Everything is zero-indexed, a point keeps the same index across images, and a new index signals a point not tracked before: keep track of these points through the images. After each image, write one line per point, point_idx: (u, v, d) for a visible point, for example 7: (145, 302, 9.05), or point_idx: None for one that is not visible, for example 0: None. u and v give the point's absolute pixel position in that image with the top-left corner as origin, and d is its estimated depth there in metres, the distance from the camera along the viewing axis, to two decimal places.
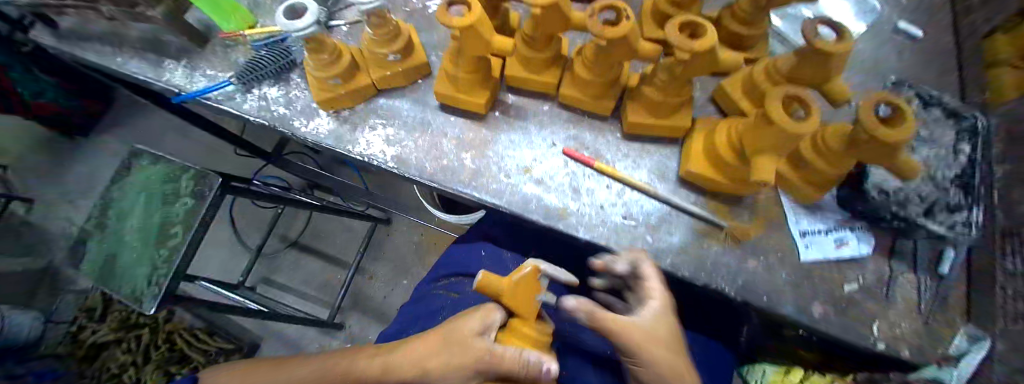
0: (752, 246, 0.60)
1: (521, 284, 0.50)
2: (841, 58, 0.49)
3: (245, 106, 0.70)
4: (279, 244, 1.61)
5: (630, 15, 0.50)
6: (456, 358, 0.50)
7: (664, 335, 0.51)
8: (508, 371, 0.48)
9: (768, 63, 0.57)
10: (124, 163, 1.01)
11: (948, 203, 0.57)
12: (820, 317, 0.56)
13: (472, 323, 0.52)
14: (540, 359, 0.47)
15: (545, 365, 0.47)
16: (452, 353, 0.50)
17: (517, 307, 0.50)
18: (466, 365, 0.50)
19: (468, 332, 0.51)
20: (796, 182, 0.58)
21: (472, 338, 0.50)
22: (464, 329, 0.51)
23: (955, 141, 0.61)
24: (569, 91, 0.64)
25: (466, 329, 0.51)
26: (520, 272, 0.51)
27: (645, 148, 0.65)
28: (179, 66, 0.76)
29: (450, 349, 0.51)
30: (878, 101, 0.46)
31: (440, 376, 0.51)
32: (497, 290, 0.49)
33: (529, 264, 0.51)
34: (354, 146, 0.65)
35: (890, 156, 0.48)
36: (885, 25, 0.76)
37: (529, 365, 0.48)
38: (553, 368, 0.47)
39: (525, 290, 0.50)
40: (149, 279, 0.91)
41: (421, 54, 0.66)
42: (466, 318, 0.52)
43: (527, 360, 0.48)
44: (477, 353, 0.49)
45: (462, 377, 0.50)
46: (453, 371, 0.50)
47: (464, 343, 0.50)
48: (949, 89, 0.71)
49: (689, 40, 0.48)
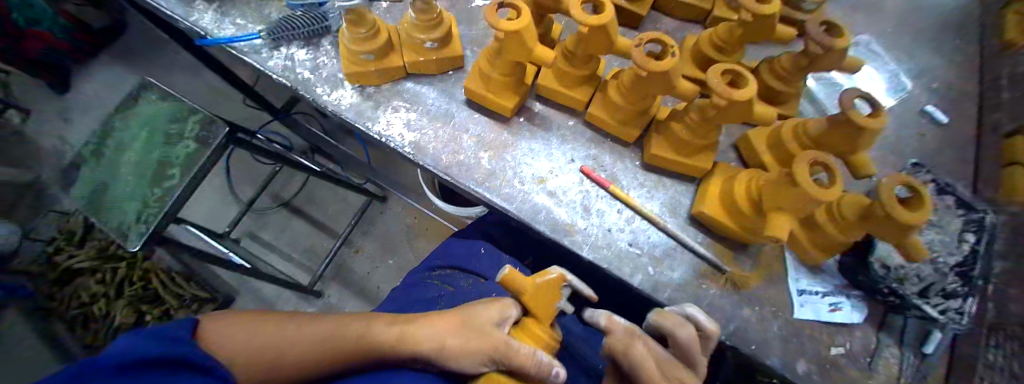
0: (748, 295, 0.59)
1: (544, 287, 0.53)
2: (872, 133, 0.50)
3: (271, 62, 0.69)
4: (272, 202, 1.59)
5: (676, 52, 0.50)
6: (474, 343, 0.51)
7: None
8: (520, 367, 0.49)
9: (798, 122, 0.57)
10: (133, 94, 0.99)
11: (944, 288, 0.58)
12: (801, 374, 0.56)
13: (489, 314, 0.54)
14: (552, 361, 0.49)
15: (556, 369, 0.49)
16: (466, 339, 0.51)
17: (535, 306, 0.52)
18: (482, 350, 0.51)
19: (485, 320, 0.53)
20: (805, 242, 0.58)
21: (488, 327, 0.52)
22: (481, 318, 0.53)
23: (961, 230, 0.61)
24: (597, 110, 0.64)
25: (486, 317, 0.53)
26: (545, 276, 0.54)
27: (662, 180, 0.65)
28: (209, 9, 0.75)
29: (467, 334, 0.52)
30: (900, 182, 0.46)
31: (453, 360, 0.51)
32: (521, 286, 0.52)
33: (555, 271, 0.54)
34: (374, 124, 0.64)
35: (902, 236, 0.48)
36: (913, 104, 0.77)
37: (541, 364, 0.49)
38: (562, 372, 0.49)
39: (545, 292, 0.53)
40: (138, 215, 0.90)
41: (458, 46, 0.66)
42: (484, 307, 0.55)
43: (540, 359, 0.49)
44: (495, 343, 0.50)
45: (477, 362, 0.51)
46: (468, 357, 0.51)
47: (482, 330, 0.52)
48: (963, 178, 0.72)
49: (730, 88, 0.48)
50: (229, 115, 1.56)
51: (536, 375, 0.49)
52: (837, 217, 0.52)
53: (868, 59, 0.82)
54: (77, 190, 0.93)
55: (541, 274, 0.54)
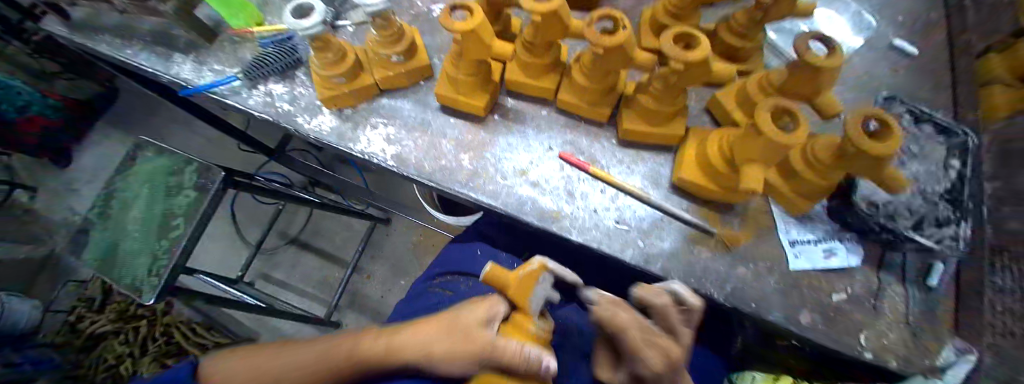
0: (741, 253, 0.60)
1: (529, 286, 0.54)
2: (832, 73, 0.51)
3: (250, 101, 0.72)
4: (278, 240, 1.62)
5: (629, 25, 0.52)
6: (463, 346, 0.52)
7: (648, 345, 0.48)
8: (509, 364, 0.50)
9: (762, 76, 0.58)
10: (129, 155, 1.03)
11: (937, 218, 0.57)
12: (806, 325, 0.57)
13: (476, 315, 0.54)
14: (541, 355, 0.50)
15: (545, 361, 0.50)
16: (454, 342, 0.53)
17: (520, 300, 0.54)
18: (471, 352, 0.52)
19: (472, 321, 0.54)
20: (787, 192, 0.58)
21: (477, 329, 0.53)
22: (470, 318, 0.54)
23: (946, 157, 0.62)
24: (566, 97, 0.65)
25: (472, 317, 0.54)
26: (526, 268, 0.55)
27: (640, 155, 0.66)
28: (187, 60, 0.78)
29: (455, 337, 0.53)
30: (865, 115, 0.47)
31: (444, 364, 0.53)
32: (503, 281, 0.54)
33: (537, 261, 0.55)
34: (355, 144, 0.66)
35: (877, 169, 0.48)
36: (881, 42, 0.78)
37: (530, 358, 0.50)
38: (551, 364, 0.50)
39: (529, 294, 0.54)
40: (149, 268, 0.92)
41: (424, 56, 0.68)
42: (471, 309, 0.55)
43: (530, 354, 0.50)
44: (480, 345, 0.52)
45: (467, 365, 0.52)
46: (455, 360, 0.52)
47: (469, 332, 0.53)
48: (943, 107, 0.72)
49: (684, 51, 0.49)
50: (226, 162, 1.60)
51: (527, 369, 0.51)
52: (812, 159, 0.52)
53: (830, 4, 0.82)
54: (89, 254, 0.96)
55: (524, 265, 0.55)
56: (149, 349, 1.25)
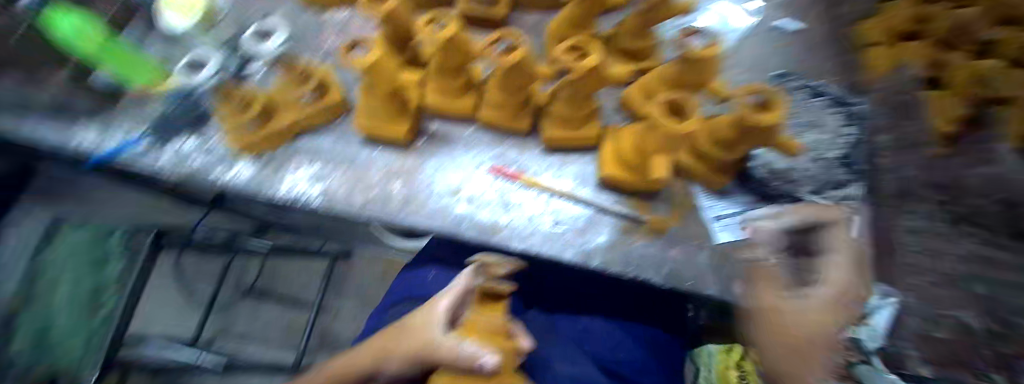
0: (672, 236, 0.63)
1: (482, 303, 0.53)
2: (714, 59, 0.54)
3: (160, 162, 0.68)
4: (231, 296, 1.53)
5: (524, 41, 0.54)
6: (410, 340, 0.49)
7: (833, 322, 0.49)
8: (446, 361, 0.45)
9: (658, 70, 0.61)
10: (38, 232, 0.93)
11: (835, 181, 0.64)
12: (740, 294, 0.59)
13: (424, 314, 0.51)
14: (478, 352, 0.44)
15: (481, 359, 0.44)
16: (405, 341, 0.49)
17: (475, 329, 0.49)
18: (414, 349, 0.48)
19: (420, 321, 0.50)
20: (704, 172, 0.63)
21: (426, 326, 0.49)
22: (419, 318, 0.51)
23: (843, 126, 0.69)
24: (487, 113, 0.66)
25: (417, 317, 0.51)
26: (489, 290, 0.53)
27: (568, 157, 0.67)
28: (88, 124, 0.70)
29: (396, 337, 0.51)
30: (748, 93, 0.52)
31: (396, 366, 0.50)
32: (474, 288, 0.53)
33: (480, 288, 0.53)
34: (277, 189, 0.64)
35: (770, 139, 0.53)
36: (768, 21, 0.87)
37: (463, 357, 0.45)
38: (487, 361, 0.43)
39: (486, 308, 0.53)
40: None
41: (336, 90, 0.68)
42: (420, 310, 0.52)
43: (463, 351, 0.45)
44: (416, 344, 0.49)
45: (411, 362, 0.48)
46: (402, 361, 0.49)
47: (410, 333, 0.50)
48: (832, 73, 0.81)
49: (576, 61, 0.52)
50: None
51: (463, 368, 0.45)
52: (715, 140, 0.57)
53: None
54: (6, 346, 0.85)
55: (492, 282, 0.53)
56: None
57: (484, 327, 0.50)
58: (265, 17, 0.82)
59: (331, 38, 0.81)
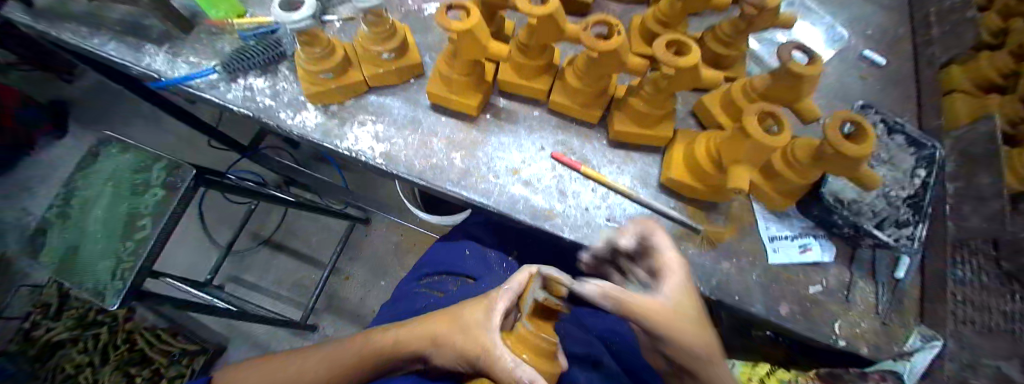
0: (725, 249, 0.64)
1: (536, 317, 0.48)
2: (811, 80, 0.54)
3: (229, 95, 0.69)
4: (251, 242, 1.56)
5: (621, 30, 0.52)
6: (462, 343, 0.50)
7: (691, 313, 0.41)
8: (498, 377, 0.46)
9: (746, 81, 0.61)
10: (92, 150, 0.94)
11: (897, 219, 0.63)
12: (786, 317, 0.61)
13: (478, 314, 0.51)
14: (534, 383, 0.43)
15: None
16: (459, 340, 0.50)
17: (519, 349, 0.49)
18: (470, 351, 0.49)
19: (474, 322, 0.50)
20: (769, 192, 0.62)
21: (481, 329, 0.49)
22: (475, 317, 0.51)
23: (914, 167, 0.67)
24: (559, 98, 0.66)
25: (472, 313, 0.52)
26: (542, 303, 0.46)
27: (630, 155, 0.68)
28: (160, 51, 0.74)
29: (455, 332, 0.51)
30: (843, 119, 0.51)
31: (445, 357, 0.52)
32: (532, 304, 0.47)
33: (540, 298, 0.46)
34: (342, 141, 0.65)
35: (852, 170, 0.52)
36: (853, 50, 0.84)
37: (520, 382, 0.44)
38: None
39: (540, 323, 0.48)
40: (113, 272, 0.83)
41: (415, 53, 0.68)
42: (473, 304, 0.53)
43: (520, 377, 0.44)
44: (477, 348, 0.49)
45: (460, 362, 0.50)
46: (453, 357, 0.50)
47: (470, 332, 0.50)
48: (909, 114, 0.79)
49: (674, 56, 0.51)
50: (196, 159, 1.51)
51: None
52: (792, 160, 0.56)
53: (804, 16, 0.88)
54: (45, 256, 0.87)
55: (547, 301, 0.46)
56: (109, 357, 1.11)
57: (535, 348, 0.48)
58: None
59: None
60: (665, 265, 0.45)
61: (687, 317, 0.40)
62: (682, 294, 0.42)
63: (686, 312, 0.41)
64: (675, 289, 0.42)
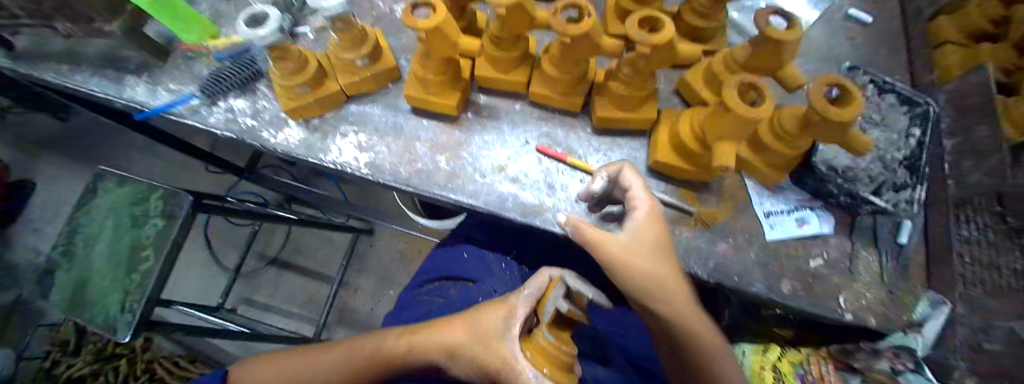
0: (721, 229, 0.62)
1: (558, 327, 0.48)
2: (792, 44, 0.53)
3: (211, 119, 0.69)
4: (258, 262, 1.57)
5: (592, 12, 0.51)
6: (482, 356, 0.49)
7: (647, 243, 0.50)
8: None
9: (727, 53, 0.60)
10: (88, 186, 0.94)
11: (895, 183, 0.63)
12: (789, 293, 0.60)
13: (497, 324, 0.50)
14: None
15: None
16: (476, 350, 0.49)
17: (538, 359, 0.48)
18: (489, 364, 0.48)
19: (492, 332, 0.50)
20: (761, 166, 0.61)
21: (500, 340, 0.49)
22: (492, 326, 0.50)
23: (908, 126, 0.66)
24: (538, 89, 0.65)
25: (491, 323, 0.51)
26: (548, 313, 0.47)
27: (616, 141, 0.67)
28: (140, 82, 0.75)
29: (474, 343, 0.50)
30: (828, 83, 0.49)
31: (462, 366, 0.52)
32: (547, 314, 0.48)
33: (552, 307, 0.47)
34: (326, 154, 0.65)
35: (842, 135, 0.51)
36: (837, 11, 0.82)
37: None
38: None
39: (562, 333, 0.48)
40: (121, 305, 0.84)
41: (390, 58, 0.67)
42: (491, 311, 0.52)
43: None
44: (496, 360, 0.48)
45: (479, 374, 0.50)
46: (475, 367, 0.50)
47: (490, 342, 0.49)
48: (900, 71, 0.77)
49: (649, 35, 0.49)
50: (194, 186, 1.53)
51: None
52: (780, 131, 0.55)
53: None
54: (53, 295, 0.88)
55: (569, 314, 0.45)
56: None
57: (557, 359, 0.46)
58: None
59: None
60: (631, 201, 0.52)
61: (639, 250, 0.50)
62: (643, 230, 0.50)
63: (639, 247, 0.50)
64: (637, 225, 0.51)
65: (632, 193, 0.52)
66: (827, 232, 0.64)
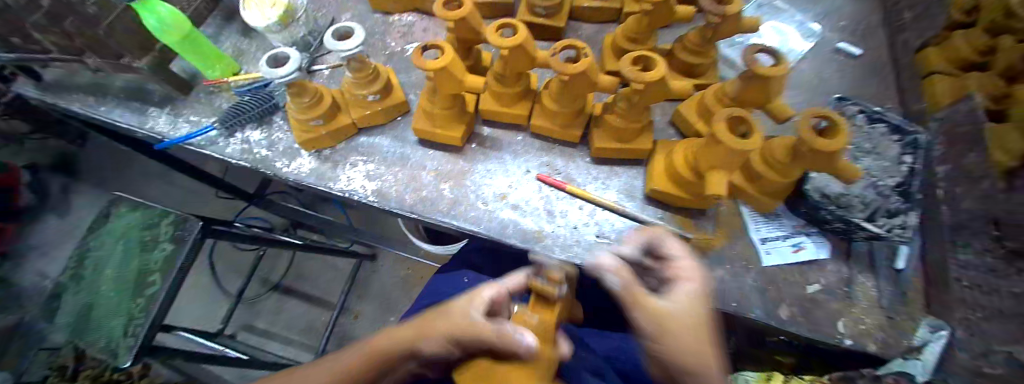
0: (717, 256, 0.64)
1: (538, 305, 0.49)
2: (778, 81, 0.56)
3: (228, 149, 0.73)
4: (262, 288, 1.58)
5: (589, 53, 0.55)
6: (441, 325, 0.46)
7: (700, 314, 0.40)
8: (481, 340, 0.43)
9: (718, 87, 0.63)
10: (102, 211, 0.98)
11: (888, 209, 0.62)
12: (787, 319, 0.60)
13: (461, 301, 0.49)
14: (519, 330, 0.42)
15: (522, 337, 0.42)
16: (436, 324, 0.47)
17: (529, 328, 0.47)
18: (445, 330, 0.46)
19: (457, 306, 0.48)
20: (755, 195, 0.63)
21: (461, 312, 0.47)
22: (456, 304, 0.49)
23: (899, 154, 0.67)
24: (540, 121, 0.68)
25: (460, 301, 0.49)
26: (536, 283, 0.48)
27: (614, 170, 0.69)
28: (162, 113, 0.79)
29: (436, 317, 0.48)
30: (813, 116, 0.53)
31: (423, 346, 0.47)
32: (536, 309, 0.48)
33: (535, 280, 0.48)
34: (336, 183, 0.68)
35: (828, 165, 0.53)
36: (828, 44, 0.87)
37: (506, 334, 0.42)
38: (530, 341, 0.41)
39: (542, 310, 0.49)
40: (124, 329, 0.86)
41: (400, 92, 0.71)
42: (465, 296, 0.51)
43: (505, 325, 0.43)
44: (455, 325, 0.46)
45: (438, 346, 0.46)
46: (433, 339, 0.46)
47: (449, 313, 0.47)
48: (889, 102, 0.80)
49: (642, 73, 0.53)
50: (204, 211, 1.56)
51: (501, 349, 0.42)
52: (771, 160, 0.57)
53: (776, 17, 0.91)
54: (59, 319, 0.90)
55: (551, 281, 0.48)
56: None
57: (537, 326, 0.47)
58: (333, 21, 0.86)
59: (394, 40, 0.83)
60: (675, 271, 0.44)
61: (687, 323, 0.38)
62: (693, 299, 0.41)
63: (684, 318, 0.39)
64: (686, 295, 0.41)
65: (677, 261, 0.44)
66: (823, 257, 0.65)
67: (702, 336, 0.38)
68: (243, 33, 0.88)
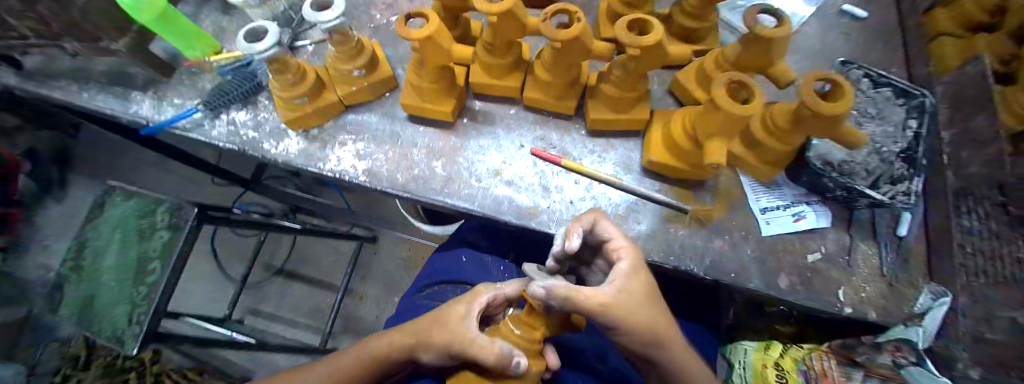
0: (717, 227, 0.63)
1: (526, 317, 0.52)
2: (780, 42, 0.54)
3: (214, 132, 0.71)
4: (264, 272, 1.59)
5: (581, 17, 0.52)
6: (439, 337, 0.51)
7: (638, 288, 0.42)
8: (476, 354, 0.48)
9: (717, 51, 0.61)
10: (97, 200, 0.95)
11: (893, 175, 0.61)
12: (788, 289, 0.60)
13: (460, 309, 0.53)
14: (512, 352, 0.46)
15: (516, 358, 0.46)
16: (434, 335, 0.52)
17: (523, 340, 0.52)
18: (444, 342, 0.51)
19: (455, 316, 0.52)
20: (756, 163, 0.62)
21: (459, 322, 0.51)
22: (454, 310, 0.53)
23: (904, 118, 0.65)
24: (533, 93, 0.66)
25: (456, 312, 0.53)
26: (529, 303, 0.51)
27: (611, 142, 0.67)
28: (146, 97, 0.77)
29: (435, 326, 0.53)
30: (816, 79, 0.50)
31: (425, 353, 0.53)
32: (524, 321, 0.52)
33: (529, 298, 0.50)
34: (325, 163, 0.66)
35: (831, 130, 0.51)
36: (831, 8, 0.83)
37: (500, 354, 0.46)
38: (522, 362, 0.46)
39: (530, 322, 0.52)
40: (128, 316, 0.87)
41: (387, 67, 0.69)
42: (462, 302, 0.55)
43: (501, 348, 0.46)
44: (451, 336, 0.50)
45: (440, 354, 0.51)
46: (433, 349, 0.52)
47: (449, 323, 0.52)
48: (896, 64, 0.77)
49: (637, 37, 0.50)
50: (201, 198, 1.55)
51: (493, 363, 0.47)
52: (772, 126, 0.55)
53: None
54: (62, 308, 0.89)
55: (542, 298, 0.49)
56: None
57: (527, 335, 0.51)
58: None
59: (380, 12, 0.80)
60: (614, 252, 0.45)
61: (633, 303, 0.40)
62: (630, 279, 0.42)
63: (630, 298, 0.40)
64: (622, 276, 0.42)
65: (614, 245, 0.45)
66: (825, 226, 0.64)
67: (650, 304, 0.42)
68: (223, 11, 0.85)
